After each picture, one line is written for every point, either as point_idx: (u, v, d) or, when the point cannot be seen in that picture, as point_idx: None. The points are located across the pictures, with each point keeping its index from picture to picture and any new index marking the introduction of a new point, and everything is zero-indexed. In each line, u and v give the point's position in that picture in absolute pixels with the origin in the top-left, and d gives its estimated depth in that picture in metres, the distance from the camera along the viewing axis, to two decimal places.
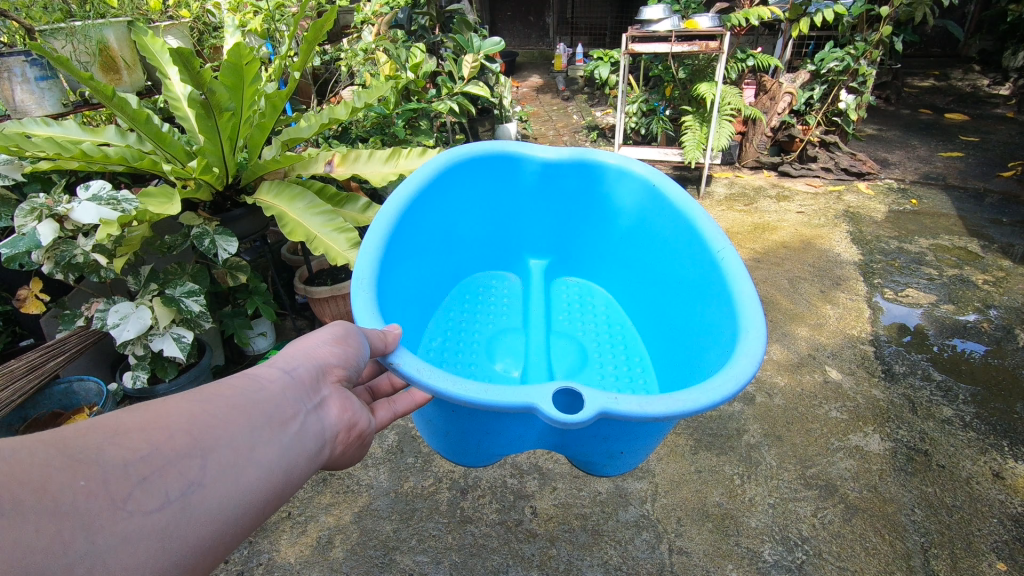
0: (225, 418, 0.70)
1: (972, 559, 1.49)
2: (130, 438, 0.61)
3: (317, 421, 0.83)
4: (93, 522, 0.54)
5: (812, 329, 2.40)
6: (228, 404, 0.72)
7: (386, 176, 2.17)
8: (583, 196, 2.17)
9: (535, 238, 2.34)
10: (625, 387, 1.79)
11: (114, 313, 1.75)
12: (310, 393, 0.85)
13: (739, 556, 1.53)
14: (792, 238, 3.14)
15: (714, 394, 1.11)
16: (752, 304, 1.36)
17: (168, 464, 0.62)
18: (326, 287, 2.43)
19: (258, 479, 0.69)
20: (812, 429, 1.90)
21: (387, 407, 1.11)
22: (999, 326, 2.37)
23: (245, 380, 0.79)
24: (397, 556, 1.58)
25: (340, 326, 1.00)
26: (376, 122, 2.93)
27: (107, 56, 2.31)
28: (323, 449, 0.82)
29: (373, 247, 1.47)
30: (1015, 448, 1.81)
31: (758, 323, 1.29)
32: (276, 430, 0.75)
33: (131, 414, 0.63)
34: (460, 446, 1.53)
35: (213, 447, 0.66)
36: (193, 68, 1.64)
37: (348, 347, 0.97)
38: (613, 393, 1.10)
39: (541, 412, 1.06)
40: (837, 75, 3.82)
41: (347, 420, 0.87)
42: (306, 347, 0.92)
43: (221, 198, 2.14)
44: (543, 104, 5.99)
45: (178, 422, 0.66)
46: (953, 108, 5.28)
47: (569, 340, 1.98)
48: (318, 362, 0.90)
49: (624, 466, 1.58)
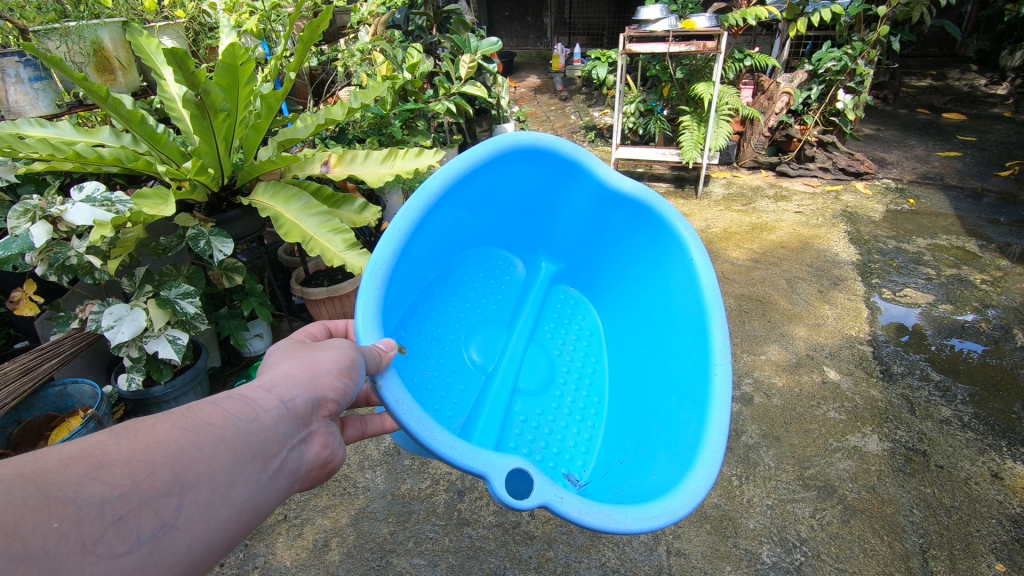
0: (211, 453, 0.65)
1: (971, 560, 1.49)
2: (112, 473, 0.57)
3: (299, 458, 0.77)
4: (60, 567, 0.50)
5: (811, 329, 2.39)
6: (216, 435, 0.67)
7: (383, 176, 2.16)
8: (626, 225, 1.87)
9: (563, 237, 2.07)
10: (573, 426, 1.65)
11: (108, 315, 1.74)
12: (300, 424, 0.79)
13: (738, 557, 1.52)
14: (790, 237, 3.14)
15: (645, 521, 1.02)
16: (717, 439, 1.18)
17: (146, 504, 0.58)
18: (324, 290, 2.42)
19: (231, 519, 0.65)
20: (811, 430, 1.90)
21: (357, 426, 1.14)
22: (997, 326, 2.37)
23: (239, 405, 0.73)
24: (393, 559, 1.57)
25: (347, 356, 0.94)
26: (373, 123, 2.91)
27: (102, 56, 2.30)
28: (299, 487, 0.77)
29: (398, 229, 1.35)
30: (1014, 448, 1.80)
31: (710, 466, 1.12)
32: (259, 466, 0.70)
33: (117, 444, 0.59)
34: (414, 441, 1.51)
35: (193, 486, 0.62)
36: (188, 69, 1.63)
37: (350, 379, 0.91)
38: (563, 491, 1.02)
39: (490, 485, 1.03)
40: (835, 74, 3.81)
41: (325, 459, 0.82)
42: (311, 371, 0.86)
43: (217, 198, 2.12)
44: (541, 104, 5.99)
45: (163, 456, 0.61)
46: (951, 108, 5.28)
47: (542, 360, 1.84)
48: (317, 394, 0.84)
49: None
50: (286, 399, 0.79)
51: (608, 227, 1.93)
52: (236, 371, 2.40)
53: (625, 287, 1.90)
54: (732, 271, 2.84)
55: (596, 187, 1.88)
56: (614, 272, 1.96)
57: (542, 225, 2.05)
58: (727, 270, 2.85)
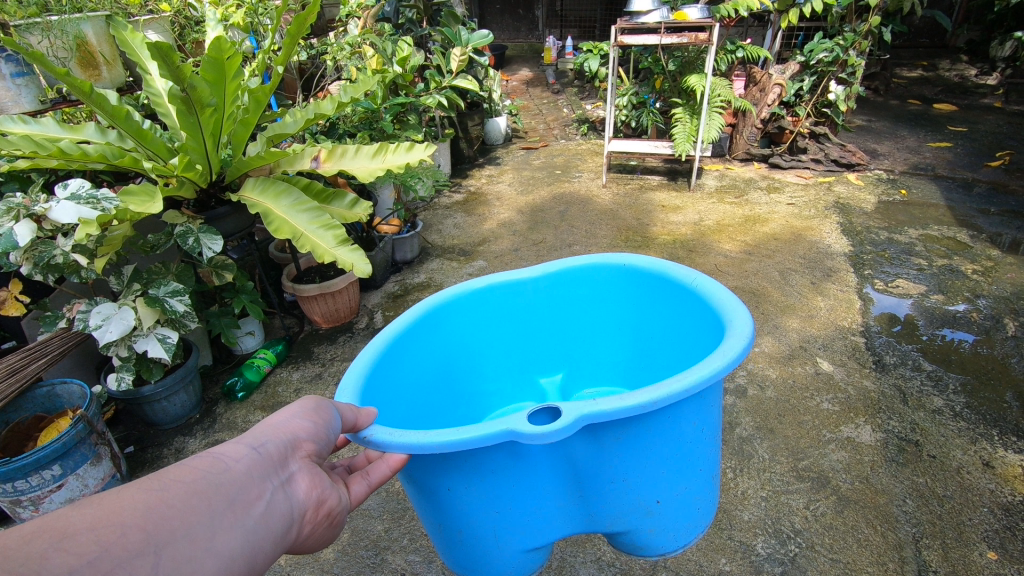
0: (183, 508, 0.65)
1: (963, 549, 1.49)
2: (78, 541, 0.56)
3: (285, 499, 0.77)
4: None
5: (804, 321, 2.40)
6: (187, 490, 0.67)
7: (373, 171, 2.14)
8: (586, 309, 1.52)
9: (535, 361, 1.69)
10: None
11: (96, 314, 1.72)
12: (277, 468, 0.79)
13: (732, 549, 1.53)
14: (782, 229, 3.14)
15: (702, 372, 0.98)
16: (733, 309, 1.16)
17: (119, 566, 0.57)
18: (315, 286, 2.41)
19: (217, 570, 0.65)
20: (804, 421, 1.91)
21: (361, 478, 0.94)
22: (987, 316, 2.38)
23: (208, 460, 0.73)
24: (388, 556, 1.57)
25: (311, 398, 0.90)
26: (364, 117, 2.87)
27: (85, 51, 2.27)
28: (290, 529, 0.77)
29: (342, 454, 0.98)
30: (1005, 438, 1.81)
31: (739, 311, 1.14)
32: (240, 513, 0.70)
33: (81, 513, 0.58)
34: (475, 558, 1.11)
35: (168, 542, 0.62)
36: (173, 64, 1.61)
37: (322, 416, 0.89)
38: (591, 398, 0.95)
39: (521, 436, 0.90)
40: (826, 66, 3.81)
41: (317, 497, 0.82)
42: (272, 420, 0.85)
43: (204, 196, 2.10)
44: (533, 97, 5.96)
45: (132, 517, 0.60)
46: (941, 99, 5.30)
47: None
48: (288, 436, 0.82)
49: (673, 536, 1.15)
50: (257, 444, 0.79)
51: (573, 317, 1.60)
52: (227, 369, 2.38)
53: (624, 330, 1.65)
54: (725, 264, 2.84)
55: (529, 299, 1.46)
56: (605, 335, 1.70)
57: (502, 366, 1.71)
58: (720, 263, 2.85)
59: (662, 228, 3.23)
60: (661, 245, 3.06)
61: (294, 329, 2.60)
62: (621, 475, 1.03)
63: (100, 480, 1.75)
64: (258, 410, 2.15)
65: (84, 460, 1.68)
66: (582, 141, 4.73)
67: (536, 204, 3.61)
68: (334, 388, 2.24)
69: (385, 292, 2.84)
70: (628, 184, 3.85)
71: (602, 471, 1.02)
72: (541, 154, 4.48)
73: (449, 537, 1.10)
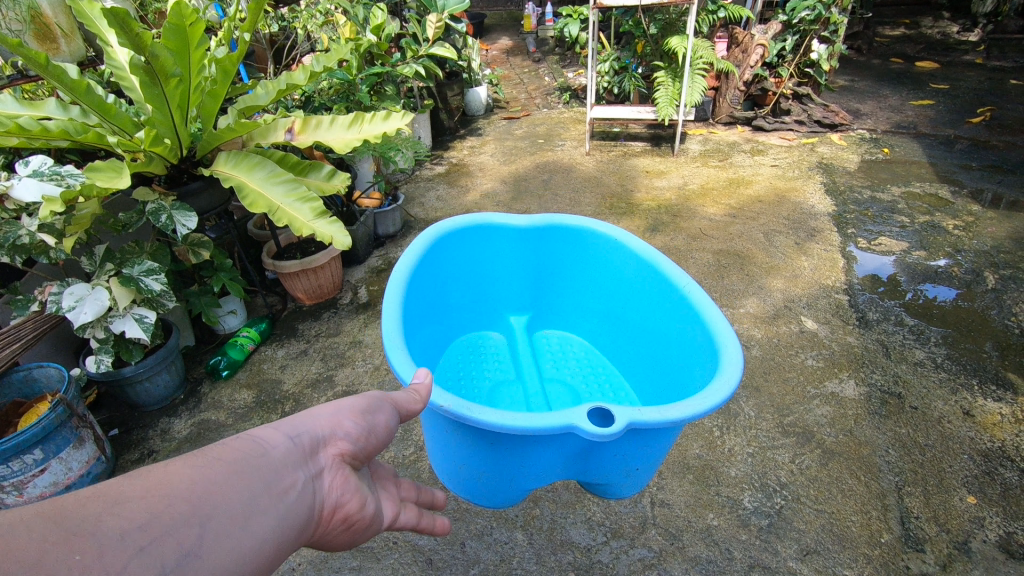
0: (223, 484, 0.62)
1: (944, 494, 1.53)
2: (128, 506, 0.54)
3: (312, 494, 0.73)
4: None
5: (788, 281, 2.40)
6: (229, 467, 0.64)
7: (349, 142, 2.08)
8: (563, 255, 1.88)
9: (510, 294, 2.00)
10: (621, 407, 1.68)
11: (69, 295, 1.67)
12: (310, 460, 0.75)
13: (720, 505, 1.55)
14: (766, 191, 3.13)
15: (713, 397, 1.09)
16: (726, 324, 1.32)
17: (167, 533, 0.55)
18: (297, 262, 2.36)
19: (249, 551, 0.61)
20: (789, 378, 1.92)
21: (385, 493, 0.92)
22: (968, 270, 2.40)
23: (246, 443, 0.70)
24: (379, 526, 1.58)
25: (363, 399, 0.87)
26: (340, 90, 2.79)
27: (41, 23, 2.16)
28: (311, 527, 0.72)
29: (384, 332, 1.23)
30: (985, 387, 1.84)
31: (733, 337, 1.26)
32: (276, 497, 0.67)
33: (130, 481, 0.56)
34: (488, 488, 1.33)
35: (209, 516, 0.59)
36: (132, 31, 1.53)
37: (370, 420, 0.86)
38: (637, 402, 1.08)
39: (579, 431, 1.03)
40: (809, 24, 3.74)
41: (341, 501, 0.76)
42: (313, 415, 0.80)
43: (176, 171, 2.02)
44: (514, 66, 5.85)
45: (179, 489, 0.58)
46: (924, 56, 5.27)
47: (560, 386, 1.78)
48: (325, 433, 0.78)
49: (638, 485, 1.38)
50: (294, 434, 0.75)
51: (545, 257, 1.90)
52: (211, 349, 2.35)
53: (591, 288, 1.88)
54: (710, 227, 2.84)
55: (510, 233, 1.85)
56: (574, 282, 1.92)
57: (480, 293, 1.96)
58: (705, 226, 2.85)
59: (646, 194, 3.21)
60: (646, 210, 3.05)
61: (277, 307, 2.57)
62: (625, 451, 1.20)
63: (84, 463, 1.73)
64: (243, 389, 2.13)
65: (66, 443, 1.66)
66: (564, 109, 4.66)
67: (519, 174, 3.56)
68: (321, 363, 2.22)
69: (369, 267, 2.82)
70: (612, 152, 3.81)
71: (615, 446, 1.17)
72: (523, 123, 4.41)
73: (469, 474, 1.30)
